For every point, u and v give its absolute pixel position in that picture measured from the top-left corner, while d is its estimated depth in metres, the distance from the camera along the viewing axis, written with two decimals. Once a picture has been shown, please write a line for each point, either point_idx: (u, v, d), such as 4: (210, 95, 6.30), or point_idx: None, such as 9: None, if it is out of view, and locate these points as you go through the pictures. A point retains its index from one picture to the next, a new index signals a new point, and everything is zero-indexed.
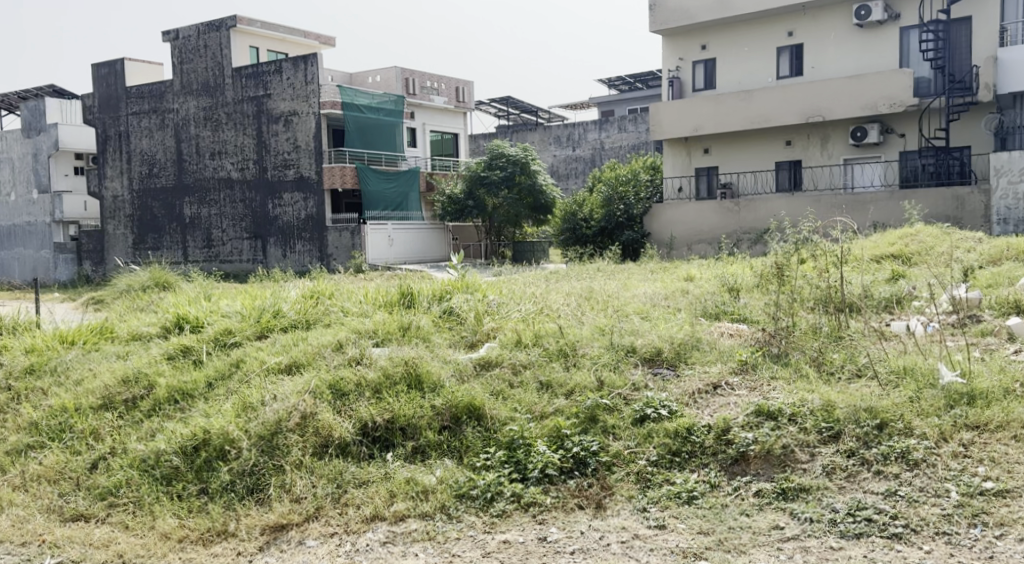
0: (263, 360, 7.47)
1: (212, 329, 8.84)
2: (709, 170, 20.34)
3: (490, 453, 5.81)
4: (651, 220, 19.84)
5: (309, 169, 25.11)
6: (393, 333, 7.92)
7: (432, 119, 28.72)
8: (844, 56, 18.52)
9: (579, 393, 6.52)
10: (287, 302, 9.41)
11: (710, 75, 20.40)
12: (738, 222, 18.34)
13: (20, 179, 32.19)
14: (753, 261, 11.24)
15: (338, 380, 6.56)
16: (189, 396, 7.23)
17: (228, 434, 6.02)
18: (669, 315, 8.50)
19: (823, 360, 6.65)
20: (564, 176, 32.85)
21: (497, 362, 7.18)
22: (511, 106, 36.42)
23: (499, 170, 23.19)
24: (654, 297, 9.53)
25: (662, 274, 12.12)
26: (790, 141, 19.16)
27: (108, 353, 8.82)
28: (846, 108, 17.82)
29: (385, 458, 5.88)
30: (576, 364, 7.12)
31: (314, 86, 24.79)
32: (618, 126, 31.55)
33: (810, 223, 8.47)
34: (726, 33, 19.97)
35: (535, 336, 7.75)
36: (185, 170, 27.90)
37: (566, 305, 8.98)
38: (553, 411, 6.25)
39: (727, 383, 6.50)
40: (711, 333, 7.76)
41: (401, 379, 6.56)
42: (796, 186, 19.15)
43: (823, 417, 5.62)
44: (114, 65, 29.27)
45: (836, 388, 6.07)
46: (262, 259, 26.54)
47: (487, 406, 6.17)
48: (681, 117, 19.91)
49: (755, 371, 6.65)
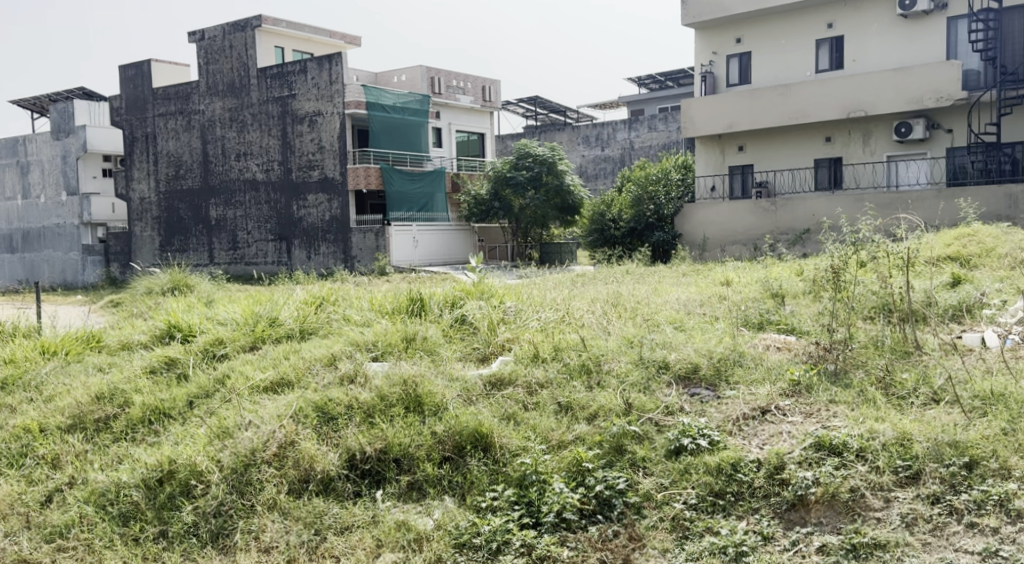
0: (248, 377, 6.65)
1: (202, 339, 8.06)
2: (743, 169, 19.25)
3: (497, 490, 4.96)
4: (682, 220, 18.74)
5: (333, 171, 24.41)
6: (394, 345, 7.05)
7: (458, 119, 27.90)
8: (887, 49, 17.40)
9: (605, 419, 5.63)
10: (286, 308, 8.62)
11: (745, 70, 19.33)
12: (775, 223, 17.27)
13: (49, 181, 31.77)
14: (798, 265, 10.23)
15: (326, 403, 5.69)
16: (165, 417, 6.44)
17: (196, 466, 5.22)
18: (707, 325, 7.54)
19: (891, 381, 5.71)
20: (593, 177, 31.93)
21: (510, 380, 6.29)
22: (539, 106, 35.54)
23: (526, 170, 22.32)
24: (688, 304, 8.58)
25: (696, 278, 11.21)
26: (830, 137, 18.08)
27: (88, 365, 8.06)
28: (891, 102, 16.72)
29: (375, 497, 5.03)
30: (600, 384, 6.21)
31: (338, 86, 24.08)
32: (648, 126, 30.51)
33: (870, 221, 7.42)
34: (761, 26, 18.91)
35: (555, 350, 6.87)
36: (211, 172, 27.33)
37: (591, 313, 8.06)
38: (573, 439, 5.39)
39: (777, 407, 5.56)
40: (756, 346, 6.82)
41: (399, 401, 5.71)
42: (837, 185, 18.03)
43: (898, 453, 4.71)
44: (141, 66, 28.82)
45: (910, 416, 5.15)
46: (287, 261, 25.85)
47: (496, 433, 5.32)
48: (713, 114, 18.85)
49: (810, 394, 5.72)
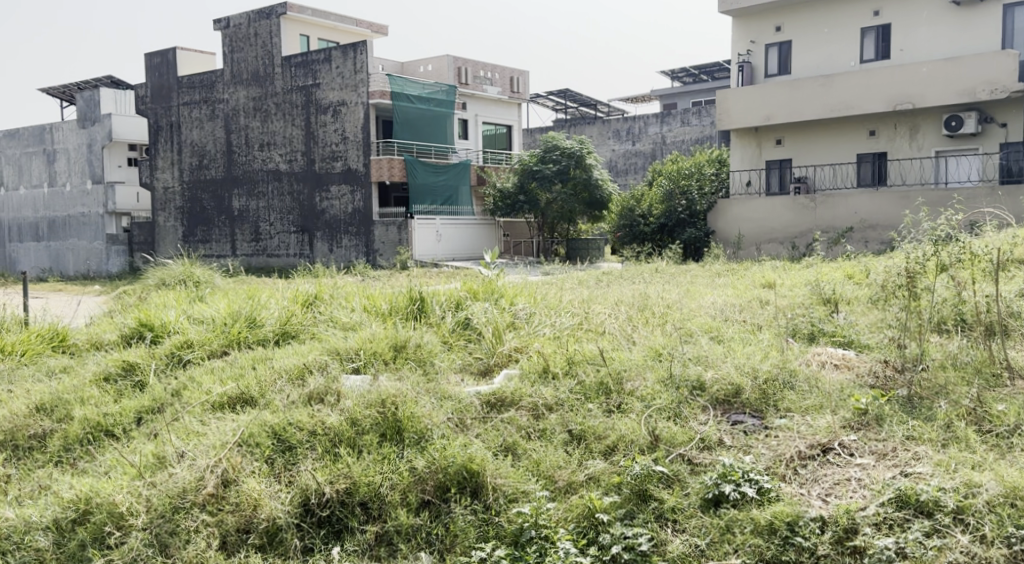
0: (206, 390, 5.65)
1: (170, 341, 7.10)
2: (781, 163, 17.93)
3: (485, 550, 3.95)
4: (715, 216, 17.56)
5: (356, 162, 23.45)
6: (380, 354, 6.02)
7: (485, 111, 26.83)
8: (938, 37, 16.04)
9: (625, 454, 4.58)
10: (272, 307, 7.65)
11: (785, 60, 18.04)
12: (814, 220, 16.03)
13: (74, 170, 31.17)
14: (852, 268, 9.04)
15: (285, 427, 4.67)
16: (107, 436, 5.52)
17: (115, 507, 4.24)
18: (749, 335, 6.42)
19: (986, 415, 4.60)
20: (622, 172, 30.73)
21: (514, 400, 5.20)
22: (569, 100, 34.40)
23: (553, 163, 21.21)
24: (725, 309, 7.47)
25: (732, 280, 10.05)
26: (874, 131, 16.72)
27: (43, 370, 7.11)
28: (942, 94, 15.39)
29: (331, 555, 4.01)
30: (621, 407, 5.13)
31: (362, 75, 23.13)
32: (681, 119, 29.21)
33: (948, 219, 6.22)
34: (804, 13, 17.60)
35: (568, 363, 5.78)
36: (235, 162, 26.48)
37: (614, 319, 6.98)
38: (585, 480, 4.38)
39: (841, 445, 4.51)
40: (808, 363, 5.69)
41: (373, 427, 4.67)
42: (882, 182, 16.68)
43: (1010, 518, 3.66)
44: (166, 54, 28.09)
45: (1018, 465, 4.06)
46: (309, 254, 24.90)
47: (490, 470, 4.32)
48: (751, 105, 17.57)
49: (881, 428, 4.64)
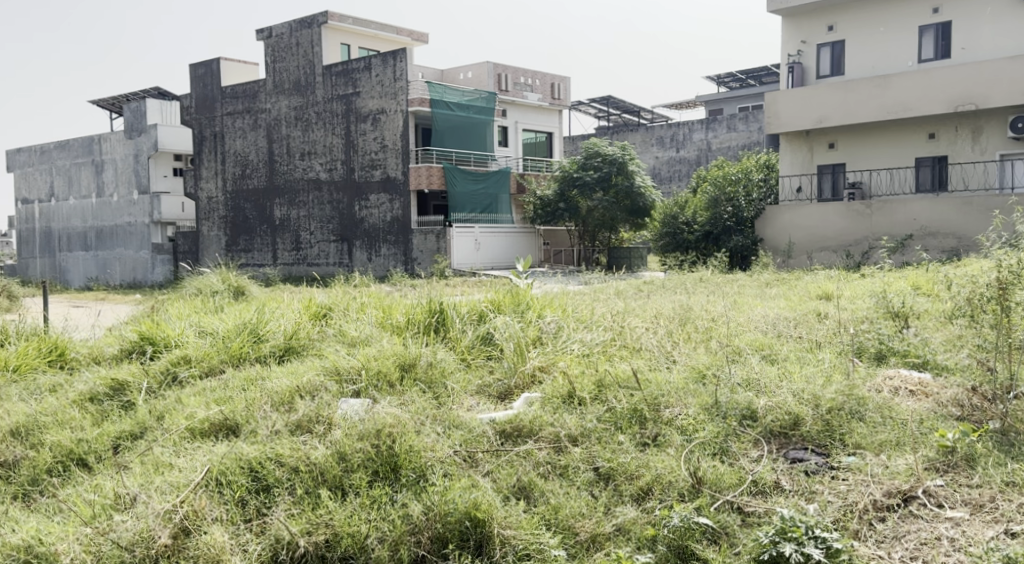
0: (190, 415, 5.01)
1: (167, 357, 6.50)
2: (834, 168, 16.91)
3: None
4: (764, 224, 16.63)
5: (394, 169, 22.92)
6: (385, 376, 5.32)
7: (525, 117, 26.19)
8: (1004, 34, 14.99)
9: (662, 501, 3.83)
10: (281, 320, 7.02)
11: (837, 61, 17.06)
12: (870, 228, 15.06)
13: (122, 180, 31.19)
14: (920, 281, 8.15)
15: (263, 463, 4.02)
16: (79, 465, 4.92)
17: (57, 559, 3.59)
18: (807, 354, 5.61)
19: None
20: (666, 179, 29.83)
21: (533, 429, 4.48)
22: (612, 106, 33.61)
23: (594, 170, 20.49)
24: (778, 324, 6.64)
25: (786, 291, 9.16)
26: (934, 133, 15.68)
27: (31, 389, 6.52)
28: (1009, 93, 14.33)
29: None
30: (659, 441, 4.38)
31: (402, 82, 22.61)
32: (727, 125, 28.25)
33: None
34: (859, 12, 16.62)
35: (598, 387, 5.03)
36: (276, 171, 26.15)
37: (652, 334, 6.21)
38: (613, 532, 3.66)
39: (925, 492, 3.73)
40: (878, 389, 4.86)
41: (365, 462, 3.99)
42: (943, 187, 15.61)
43: None
44: (210, 64, 27.92)
45: None
46: (348, 263, 24.43)
47: (497, 519, 3.63)
48: (802, 107, 16.59)
49: (974, 470, 3.84)
